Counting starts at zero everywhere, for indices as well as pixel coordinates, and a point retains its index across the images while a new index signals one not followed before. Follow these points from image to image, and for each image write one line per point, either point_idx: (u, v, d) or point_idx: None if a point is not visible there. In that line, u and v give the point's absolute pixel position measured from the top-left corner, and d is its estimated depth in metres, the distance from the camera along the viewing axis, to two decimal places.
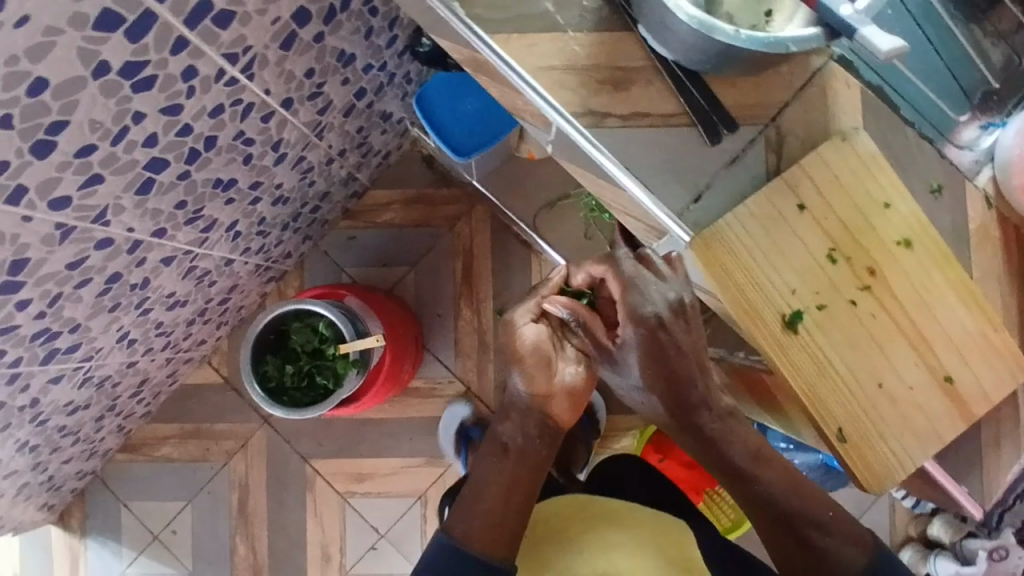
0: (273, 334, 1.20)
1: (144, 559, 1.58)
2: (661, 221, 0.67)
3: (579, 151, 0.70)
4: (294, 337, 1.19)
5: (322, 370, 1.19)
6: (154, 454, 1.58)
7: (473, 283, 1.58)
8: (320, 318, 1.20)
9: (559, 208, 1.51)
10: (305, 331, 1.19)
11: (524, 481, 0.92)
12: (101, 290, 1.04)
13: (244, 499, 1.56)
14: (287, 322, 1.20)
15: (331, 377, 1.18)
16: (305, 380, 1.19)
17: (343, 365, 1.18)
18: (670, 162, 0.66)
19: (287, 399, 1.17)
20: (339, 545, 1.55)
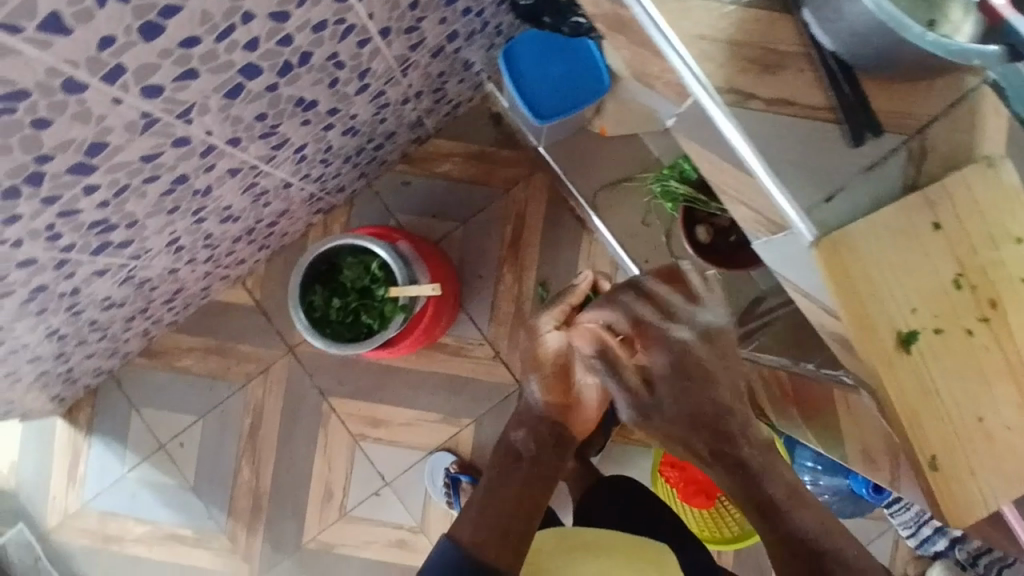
0: (325, 264, 1.18)
1: (146, 466, 1.58)
2: (786, 216, 0.65)
3: (710, 131, 0.67)
4: (345, 272, 1.17)
5: (368, 309, 1.17)
6: (174, 365, 1.57)
7: (521, 251, 1.55)
8: (374, 258, 1.18)
9: (622, 189, 1.48)
10: (357, 267, 1.17)
11: (535, 495, 0.99)
12: (166, 190, 1.01)
13: (256, 424, 1.55)
14: (341, 257, 1.18)
15: (376, 319, 1.16)
16: (349, 316, 1.17)
17: (390, 308, 1.16)
18: (806, 156, 0.63)
19: (329, 332, 1.16)
20: (343, 485, 1.55)
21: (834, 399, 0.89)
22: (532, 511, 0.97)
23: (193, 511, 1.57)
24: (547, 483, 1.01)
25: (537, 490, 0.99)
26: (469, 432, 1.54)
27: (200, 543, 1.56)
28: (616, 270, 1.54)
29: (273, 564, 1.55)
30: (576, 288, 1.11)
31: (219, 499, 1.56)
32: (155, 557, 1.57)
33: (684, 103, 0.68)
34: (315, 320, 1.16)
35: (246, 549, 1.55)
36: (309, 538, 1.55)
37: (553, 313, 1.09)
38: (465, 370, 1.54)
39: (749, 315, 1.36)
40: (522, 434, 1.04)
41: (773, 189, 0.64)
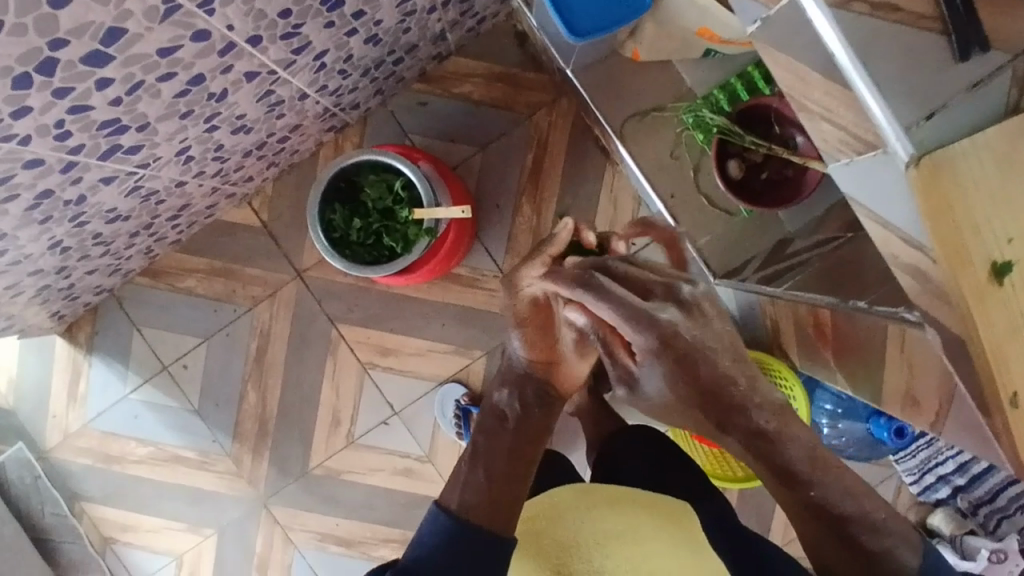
0: (344, 183, 1.12)
1: (148, 388, 1.54)
2: (879, 133, 0.61)
3: (803, 38, 0.62)
4: (367, 191, 1.11)
5: (391, 231, 1.11)
6: (176, 285, 1.51)
7: (542, 181, 1.49)
8: (398, 178, 1.11)
9: (652, 120, 1.42)
10: (378, 186, 1.11)
11: (526, 451, 1.03)
12: (180, 90, 0.93)
13: (262, 348, 1.51)
14: (363, 175, 1.12)
15: (399, 242, 1.11)
16: (370, 238, 1.12)
17: (414, 231, 1.10)
18: (910, 70, 0.59)
19: (349, 254, 1.11)
20: (351, 413, 1.52)
21: (883, 340, 0.86)
22: (523, 473, 0.98)
23: (197, 434, 1.54)
24: (539, 438, 1.05)
25: (526, 445, 1.03)
26: (481, 364, 1.51)
27: (205, 465, 1.55)
28: (639, 205, 1.49)
29: (280, 488, 1.54)
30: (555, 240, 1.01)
31: (224, 423, 1.54)
32: (159, 478, 1.56)
33: (774, 5, 0.62)
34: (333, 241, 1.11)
35: (252, 473, 1.54)
36: (316, 464, 1.53)
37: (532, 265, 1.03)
38: (478, 302, 1.50)
39: (776, 257, 1.32)
40: (506, 394, 1.09)
41: (871, 102, 0.60)
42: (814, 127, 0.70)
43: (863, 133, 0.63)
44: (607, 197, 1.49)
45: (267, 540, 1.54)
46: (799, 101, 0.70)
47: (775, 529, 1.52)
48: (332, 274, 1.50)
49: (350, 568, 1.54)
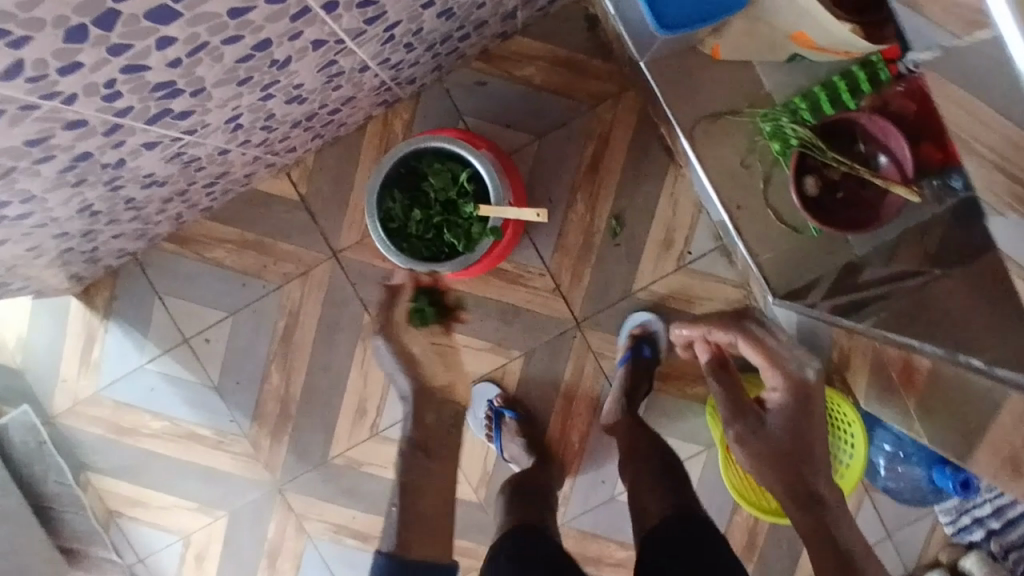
0: (404, 168, 1.04)
1: (167, 359, 1.47)
2: None
3: (1006, 76, 0.55)
4: (431, 180, 1.02)
5: (451, 227, 1.03)
6: (205, 255, 1.44)
7: (599, 179, 1.41)
8: (465, 168, 1.03)
9: (725, 123, 1.33)
10: (443, 175, 1.02)
11: (441, 490, 1.22)
12: (244, 56, 0.84)
13: (289, 329, 1.44)
14: (426, 161, 1.03)
15: (459, 239, 1.03)
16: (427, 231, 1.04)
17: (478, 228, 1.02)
18: None
19: (405, 246, 1.03)
20: (378, 404, 1.46)
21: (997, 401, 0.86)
22: (443, 507, 1.20)
23: (215, 412, 1.48)
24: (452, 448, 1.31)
25: (443, 480, 1.23)
26: (517, 365, 1.45)
27: (221, 445, 1.49)
28: (699, 212, 1.41)
29: (296, 475, 1.48)
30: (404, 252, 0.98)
31: (244, 403, 1.47)
32: (172, 453, 1.50)
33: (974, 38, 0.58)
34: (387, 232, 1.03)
35: (270, 456, 1.48)
36: (337, 453, 1.47)
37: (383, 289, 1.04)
38: (521, 300, 1.43)
39: (845, 284, 1.25)
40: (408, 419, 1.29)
41: None
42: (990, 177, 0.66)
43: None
44: (667, 201, 1.41)
45: (279, 527, 1.49)
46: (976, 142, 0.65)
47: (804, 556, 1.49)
48: (370, 257, 1.42)
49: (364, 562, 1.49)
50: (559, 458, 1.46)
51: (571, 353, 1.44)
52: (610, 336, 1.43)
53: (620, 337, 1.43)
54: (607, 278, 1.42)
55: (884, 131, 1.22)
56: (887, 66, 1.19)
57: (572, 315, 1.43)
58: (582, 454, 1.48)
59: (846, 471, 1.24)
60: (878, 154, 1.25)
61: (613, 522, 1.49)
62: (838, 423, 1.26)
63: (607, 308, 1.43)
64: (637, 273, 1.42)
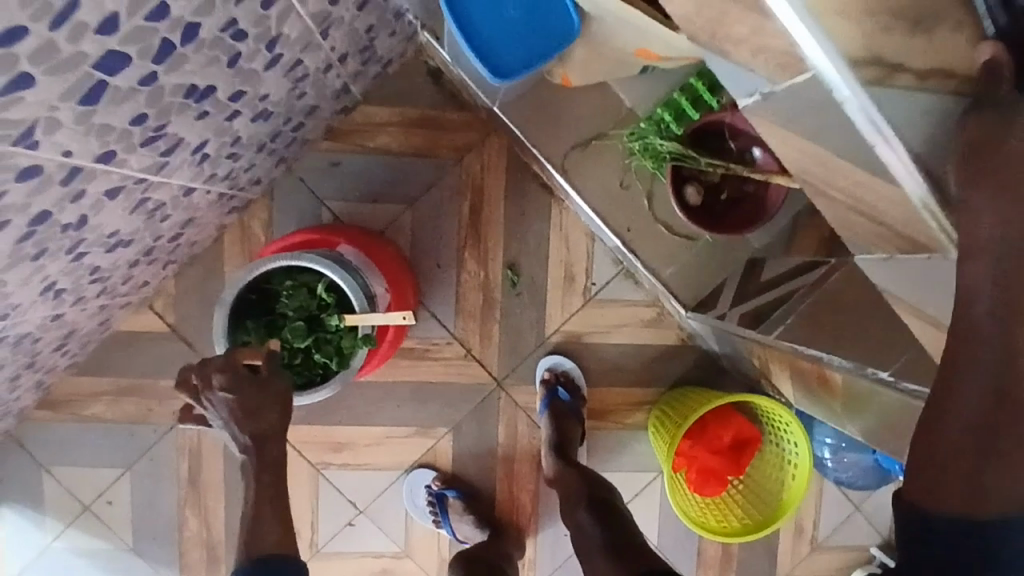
0: (256, 289, 0.97)
1: (71, 534, 1.34)
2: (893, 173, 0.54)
3: (829, 113, 0.55)
4: (285, 301, 0.95)
5: (321, 345, 0.96)
6: (82, 413, 1.31)
7: (483, 231, 1.34)
8: (319, 279, 0.97)
9: (594, 150, 1.29)
10: (299, 292, 0.95)
11: None
12: (23, 235, 0.74)
13: (195, 469, 1.32)
14: (275, 282, 0.97)
15: (330, 356, 0.95)
16: (297, 354, 0.96)
17: (348, 341, 0.95)
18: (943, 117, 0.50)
19: None
20: (310, 521, 1.36)
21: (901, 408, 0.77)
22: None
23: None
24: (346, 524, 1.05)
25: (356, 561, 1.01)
26: (447, 442, 1.36)
27: None
28: (592, 240, 1.35)
29: None
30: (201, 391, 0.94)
31: (167, 558, 1.35)
32: None
33: (788, 79, 0.56)
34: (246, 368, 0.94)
35: None
36: None
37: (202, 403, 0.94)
38: (433, 375, 1.35)
39: (750, 287, 1.20)
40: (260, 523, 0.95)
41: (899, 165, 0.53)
42: (841, 214, 0.72)
43: (913, 233, 0.60)
44: (558, 237, 1.34)
45: None
46: (823, 183, 0.68)
47: (783, 550, 1.46)
48: None
49: None
50: (514, 525, 1.39)
51: (500, 414, 1.36)
52: (534, 387, 1.36)
53: (534, 384, 1.36)
54: (516, 330, 1.36)
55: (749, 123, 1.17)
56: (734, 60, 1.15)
57: (491, 376, 1.36)
58: (536, 515, 1.40)
59: (796, 469, 1.19)
60: (751, 147, 1.21)
61: None
62: (779, 424, 1.22)
63: (524, 360, 1.36)
64: (546, 317, 1.36)
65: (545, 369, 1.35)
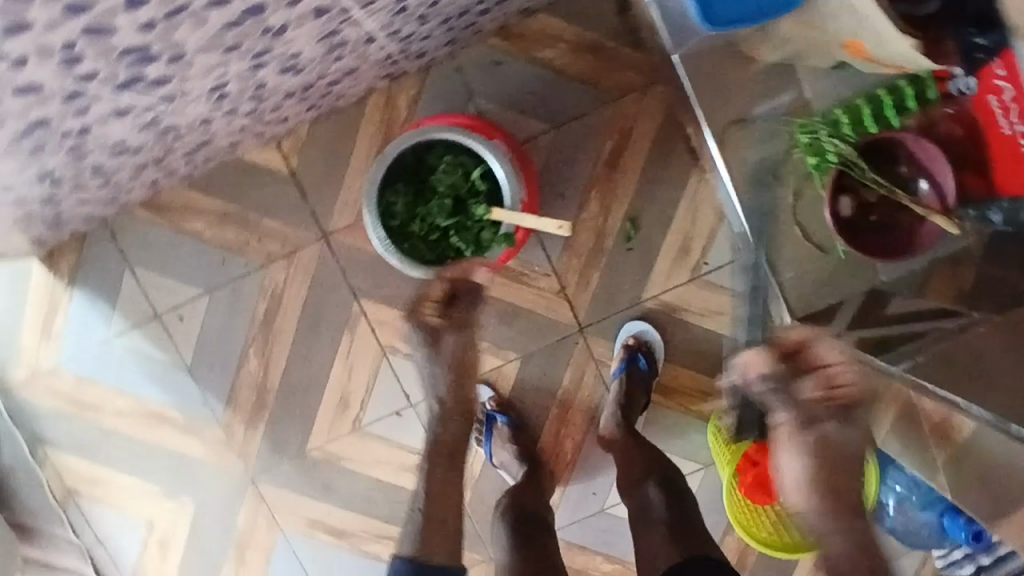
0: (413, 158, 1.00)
1: (136, 336, 1.37)
2: None
3: None
4: (440, 176, 0.98)
5: (461, 230, 0.99)
6: (182, 225, 1.33)
7: (617, 177, 1.29)
8: (476, 166, 0.99)
9: (755, 130, 1.23)
10: (457, 172, 0.98)
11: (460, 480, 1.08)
12: (232, 21, 0.72)
13: (271, 312, 1.35)
14: (432, 157, 1.00)
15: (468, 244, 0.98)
16: (435, 233, 1.00)
17: (489, 235, 0.98)
18: None
19: (407, 247, 0.99)
20: (362, 397, 1.39)
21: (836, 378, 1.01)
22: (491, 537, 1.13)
23: (185, 394, 1.39)
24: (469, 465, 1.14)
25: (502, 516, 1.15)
26: (512, 368, 1.36)
27: (190, 428, 1.40)
28: (721, 221, 1.31)
29: (271, 464, 1.41)
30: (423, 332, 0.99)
31: (217, 387, 1.38)
32: (137, 434, 1.41)
33: None
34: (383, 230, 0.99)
35: (243, 444, 1.41)
36: (313, 446, 1.41)
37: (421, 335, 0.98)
38: (521, 299, 1.34)
39: (874, 314, 1.15)
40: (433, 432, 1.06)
41: None
42: None
43: None
44: (687, 208, 1.30)
45: (251, 516, 1.43)
46: None
47: None
48: (364, 241, 1.33)
49: (336, 560, 1.44)
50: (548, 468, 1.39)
51: (571, 359, 1.35)
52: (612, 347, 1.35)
53: (612, 343, 1.35)
54: (615, 284, 1.33)
55: (929, 155, 1.10)
56: (937, 85, 1.05)
57: (576, 320, 1.34)
58: (572, 466, 1.40)
59: (855, 508, 1.18)
60: (920, 179, 1.12)
61: (601, 536, 1.42)
62: None
63: (612, 316, 1.34)
64: (648, 281, 1.33)
65: (631, 335, 1.32)
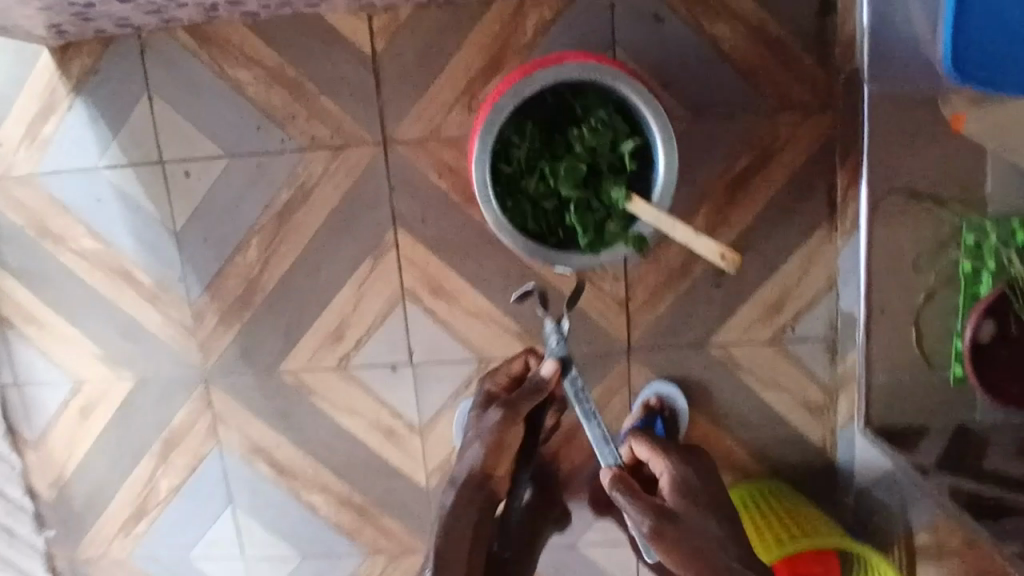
0: (557, 101, 0.87)
1: (131, 175, 1.15)
2: None
3: None
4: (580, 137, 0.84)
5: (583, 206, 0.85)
6: (225, 69, 1.09)
7: (738, 201, 1.09)
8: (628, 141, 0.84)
9: (918, 211, 1.02)
10: (602, 136, 0.84)
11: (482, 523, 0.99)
12: None
13: (294, 206, 1.14)
14: (579, 113, 0.86)
15: (585, 227, 0.84)
16: (550, 198, 0.86)
17: (612, 226, 0.84)
18: None
19: (509, 205, 0.85)
20: (360, 335, 1.19)
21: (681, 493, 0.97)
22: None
23: (164, 260, 1.18)
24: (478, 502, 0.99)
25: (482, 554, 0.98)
26: None
27: (157, 300, 1.20)
28: (829, 292, 1.12)
29: (234, 372, 1.22)
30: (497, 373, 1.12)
31: (203, 265, 1.18)
32: (95, 285, 1.19)
33: None
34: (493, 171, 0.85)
35: (209, 339, 1.21)
36: (286, 369, 1.21)
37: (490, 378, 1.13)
38: (576, 295, 1.14)
39: (970, 463, 0.99)
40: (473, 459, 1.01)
41: None
42: None
43: None
44: (798, 263, 1.10)
45: (191, 419, 1.24)
46: None
47: None
48: (427, 165, 1.12)
49: (269, 496, 1.26)
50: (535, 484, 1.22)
51: (604, 379, 1.17)
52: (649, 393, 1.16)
53: (651, 385, 1.16)
54: (685, 317, 1.14)
55: None
56: None
57: (626, 339, 1.15)
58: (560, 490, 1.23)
59: None
60: None
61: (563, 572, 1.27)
62: None
63: (669, 349, 1.15)
64: (722, 326, 1.14)
65: (653, 397, 1.15)
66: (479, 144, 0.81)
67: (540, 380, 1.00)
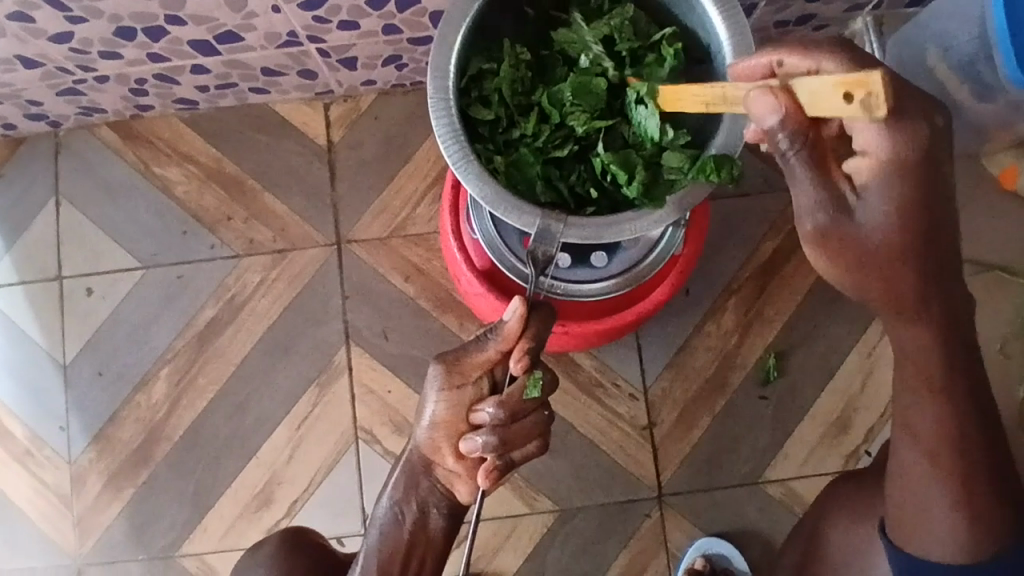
0: (537, 15, 0.64)
1: (18, 295, 0.92)
2: None
3: None
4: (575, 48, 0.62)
5: (613, 142, 0.61)
6: (151, 167, 0.93)
7: (769, 293, 0.90)
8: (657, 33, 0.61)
9: (991, 281, 0.87)
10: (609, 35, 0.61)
11: None
12: None
13: (221, 324, 0.91)
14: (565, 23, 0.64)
15: (630, 166, 0.58)
16: (563, 141, 0.61)
17: (674, 155, 0.57)
18: None
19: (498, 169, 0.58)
20: (295, 495, 0.88)
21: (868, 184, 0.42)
22: None
23: (45, 403, 0.90)
24: None
25: None
26: (538, 523, 0.87)
27: (27, 459, 0.89)
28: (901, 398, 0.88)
29: (118, 559, 0.88)
30: (480, 343, 0.56)
31: (96, 406, 0.90)
32: None
33: None
34: (474, 123, 0.60)
35: (90, 510, 0.89)
36: (189, 550, 0.88)
37: (464, 347, 0.57)
38: (583, 423, 0.88)
39: None
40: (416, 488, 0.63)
41: None
42: None
43: None
44: (858, 361, 0.89)
45: None
46: None
47: None
48: (387, 266, 0.91)
49: None
50: None
51: (630, 540, 0.87)
52: (725, 551, 0.85)
53: (729, 546, 0.85)
54: (726, 446, 0.88)
55: None
56: None
57: (654, 480, 0.87)
58: None
59: None
60: None
61: None
62: None
63: (711, 491, 0.87)
64: (778, 453, 0.88)
65: (703, 558, 0.84)
66: (440, 81, 0.54)
67: (496, 330, 0.55)
